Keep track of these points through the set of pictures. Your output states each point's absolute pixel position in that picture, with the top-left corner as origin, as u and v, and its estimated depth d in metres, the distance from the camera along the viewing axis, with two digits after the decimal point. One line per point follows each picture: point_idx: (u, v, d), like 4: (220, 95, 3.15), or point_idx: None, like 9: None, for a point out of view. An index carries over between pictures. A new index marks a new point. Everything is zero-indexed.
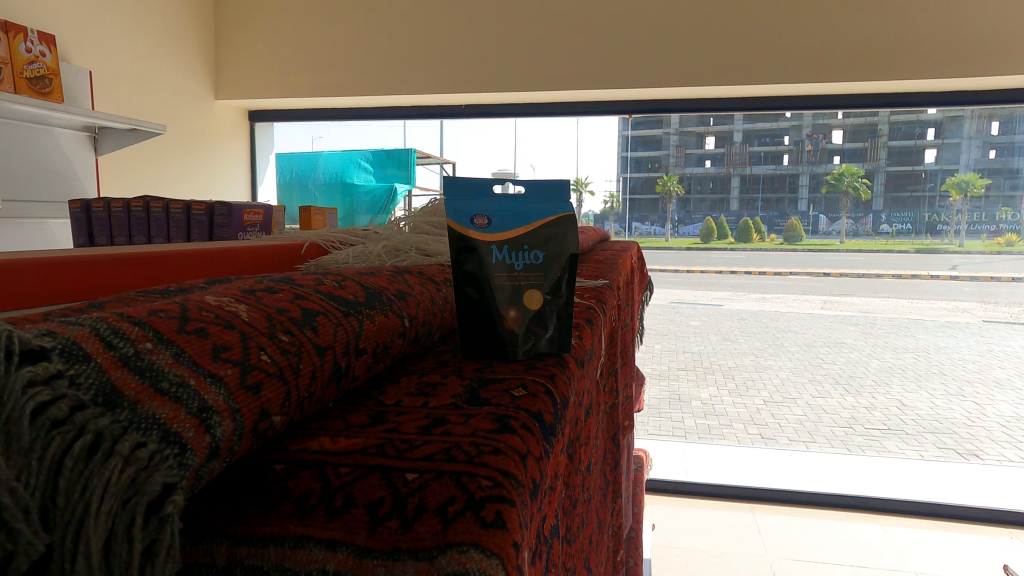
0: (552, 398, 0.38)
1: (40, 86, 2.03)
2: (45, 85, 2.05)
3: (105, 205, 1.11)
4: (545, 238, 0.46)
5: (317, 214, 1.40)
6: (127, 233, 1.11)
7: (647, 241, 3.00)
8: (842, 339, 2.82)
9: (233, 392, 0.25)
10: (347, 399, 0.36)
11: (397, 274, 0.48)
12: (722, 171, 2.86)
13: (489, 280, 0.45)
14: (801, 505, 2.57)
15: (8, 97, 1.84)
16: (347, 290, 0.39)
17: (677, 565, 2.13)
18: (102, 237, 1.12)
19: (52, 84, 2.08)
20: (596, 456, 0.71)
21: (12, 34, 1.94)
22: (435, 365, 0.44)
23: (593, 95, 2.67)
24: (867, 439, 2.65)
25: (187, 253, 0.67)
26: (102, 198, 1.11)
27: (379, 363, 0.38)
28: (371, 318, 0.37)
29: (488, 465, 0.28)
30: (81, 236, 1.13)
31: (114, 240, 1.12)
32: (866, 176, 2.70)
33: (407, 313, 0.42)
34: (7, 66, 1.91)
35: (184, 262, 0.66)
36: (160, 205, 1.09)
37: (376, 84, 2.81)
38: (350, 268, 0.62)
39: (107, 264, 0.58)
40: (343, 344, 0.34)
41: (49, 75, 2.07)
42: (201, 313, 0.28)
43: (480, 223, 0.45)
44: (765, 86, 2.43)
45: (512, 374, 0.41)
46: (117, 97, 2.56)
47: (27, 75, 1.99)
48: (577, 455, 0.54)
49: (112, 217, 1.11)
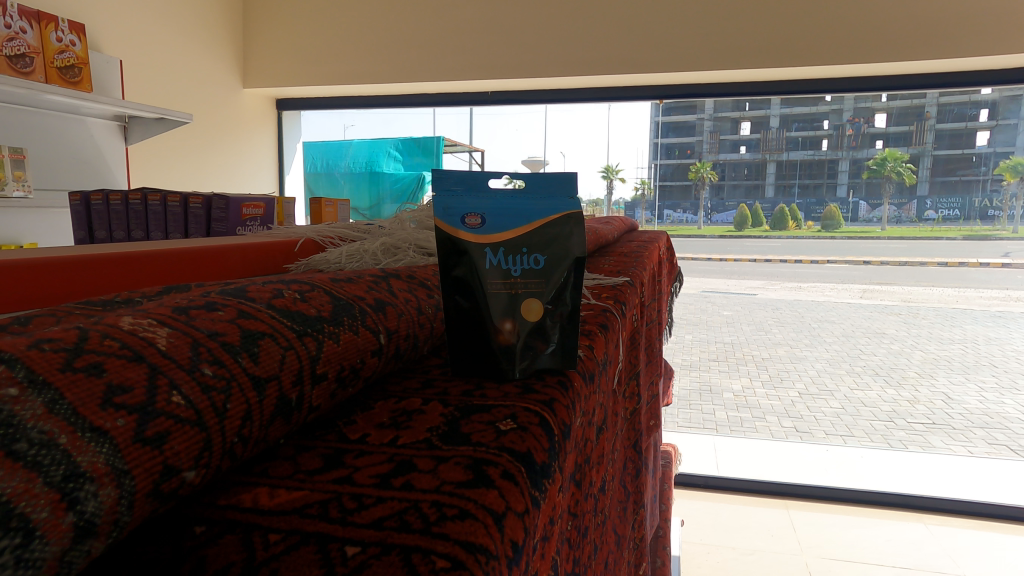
0: (552, 433, 0.33)
1: (70, 75, 2.02)
2: (74, 74, 2.03)
3: (104, 197, 1.08)
4: (548, 240, 0.41)
5: (329, 205, 1.36)
6: (127, 227, 1.08)
7: (678, 228, 2.97)
8: (883, 329, 2.74)
9: (124, 449, 0.20)
10: (303, 433, 0.31)
11: (381, 278, 0.43)
12: (757, 158, 2.77)
13: (483, 287, 0.39)
14: (842, 503, 2.41)
15: (39, 88, 1.83)
16: (310, 303, 0.33)
17: (706, 562, 2.06)
18: (102, 231, 1.09)
19: (82, 74, 2.06)
20: (613, 473, 0.66)
21: (43, 23, 1.93)
22: (419, 385, 0.38)
23: (624, 80, 2.59)
24: (909, 434, 2.51)
25: (177, 253, 0.62)
26: (101, 191, 1.08)
27: (347, 388, 0.33)
28: (336, 337, 0.32)
29: (448, 537, 0.22)
30: (81, 229, 1.10)
31: (114, 234, 1.08)
32: (911, 161, 2.57)
33: (384, 327, 0.36)
34: (38, 56, 1.90)
35: (175, 260, 0.62)
36: (159, 197, 1.05)
37: (405, 72, 2.76)
38: (342, 267, 0.57)
39: (74, 266, 0.54)
40: (293, 373, 0.28)
41: (79, 64, 2.05)
42: (103, 343, 0.23)
43: (472, 223, 0.40)
44: (806, 67, 2.32)
45: (503, 400, 0.35)
46: (150, 87, 2.56)
47: (58, 64, 1.98)
48: (587, 479, 0.48)
49: (111, 210, 1.07)
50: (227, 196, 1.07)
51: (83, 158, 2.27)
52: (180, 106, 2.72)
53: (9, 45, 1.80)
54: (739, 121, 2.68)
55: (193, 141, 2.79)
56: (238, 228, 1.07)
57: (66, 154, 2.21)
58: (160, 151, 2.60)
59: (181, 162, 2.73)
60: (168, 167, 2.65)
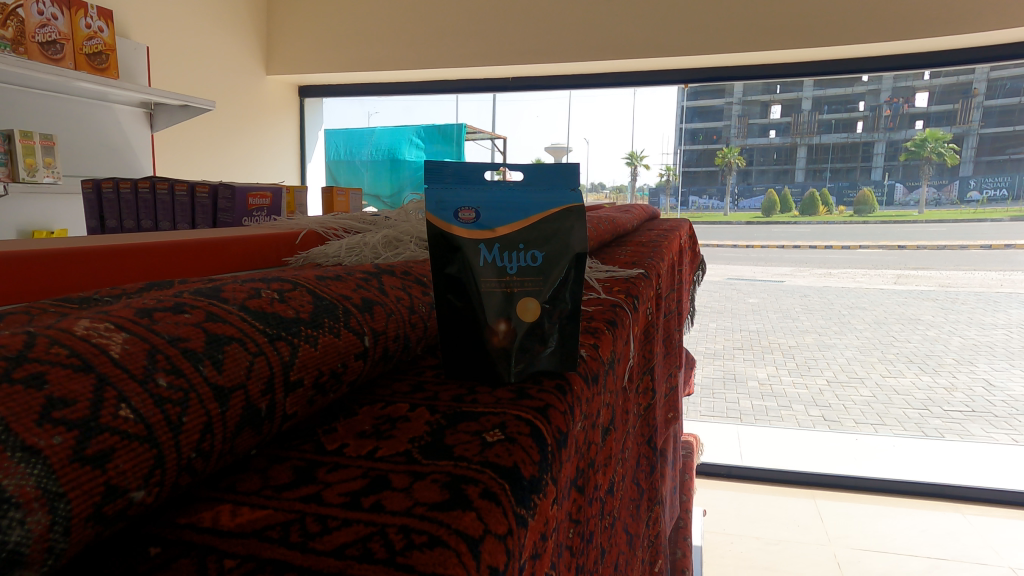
0: (545, 444, 0.31)
1: (98, 62, 2.00)
2: (102, 61, 2.01)
3: (114, 185, 1.09)
4: (546, 235, 0.38)
5: (341, 195, 1.34)
6: (135, 216, 1.08)
7: (703, 215, 2.93)
8: (918, 315, 2.70)
9: (59, 470, 0.18)
10: (280, 442, 0.29)
11: (372, 275, 0.41)
12: (787, 142, 2.72)
13: (477, 286, 0.37)
14: (870, 492, 2.34)
15: (71, 76, 1.85)
16: (289, 304, 0.31)
17: (730, 552, 2.03)
18: (112, 220, 1.10)
19: (109, 60, 2.04)
20: (625, 467, 0.65)
21: (74, 9, 1.90)
22: (409, 389, 0.36)
23: (650, 64, 2.54)
24: (945, 422, 2.45)
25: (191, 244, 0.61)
26: (112, 178, 1.08)
27: (327, 394, 0.31)
28: (313, 341, 0.30)
29: (414, 569, 0.20)
30: (93, 217, 1.10)
31: (123, 223, 1.09)
32: (954, 141, 2.47)
33: (370, 328, 0.35)
34: (68, 43, 1.89)
35: (188, 251, 0.61)
36: (166, 186, 1.05)
37: (429, 57, 2.75)
38: (341, 262, 0.55)
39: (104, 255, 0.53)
40: (264, 381, 0.27)
41: (106, 50, 2.01)
42: (49, 350, 0.21)
43: (465, 217, 0.38)
44: (839, 47, 2.25)
45: (494, 407, 0.34)
46: (177, 74, 2.57)
47: (86, 51, 1.96)
48: (591, 483, 0.46)
49: (121, 198, 1.09)
50: (233, 186, 1.03)
51: (110, 144, 2.28)
52: (206, 92, 2.73)
53: (40, 32, 1.79)
54: (769, 104, 2.63)
55: (216, 127, 2.80)
56: (244, 219, 1.05)
57: (94, 141, 2.23)
58: (183, 138, 2.61)
59: (205, 149, 2.73)
60: (192, 155, 2.67)
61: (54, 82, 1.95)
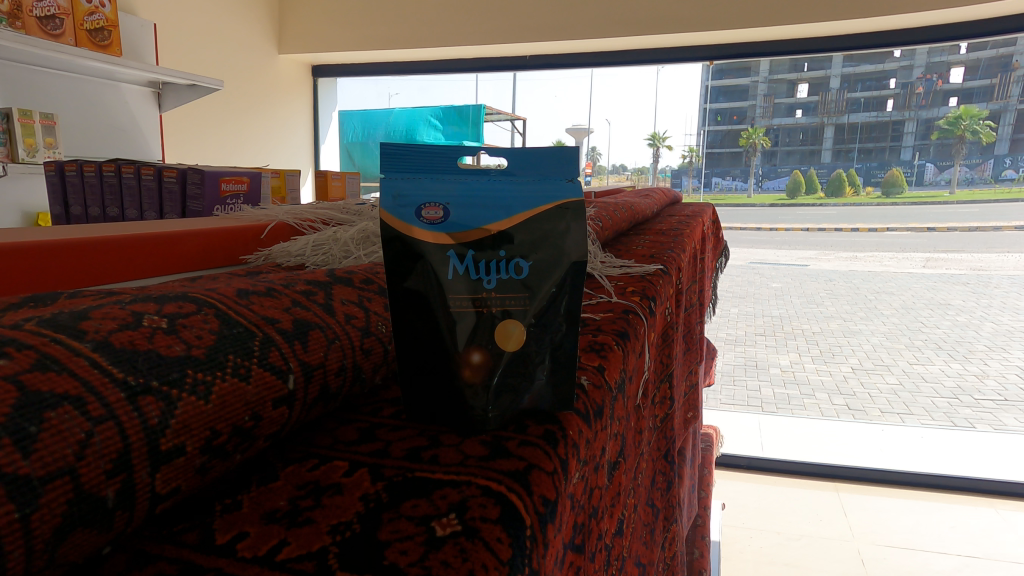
0: (521, 530, 0.22)
1: (99, 38, 1.89)
2: (105, 38, 1.90)
3: (78, 168, 1.02)
4: (536, 239, 0.30)
5: (335, 179, 1.29)
6: (100, 202, 1.02)
7: (726, 198, 2.85)
8: (948, 300, 2.56)
9: None
10: (154, 530, 0.21)
11: (320, 286, 0.33)
12: (814, 122, 2.62)
13: (444, 304, 0.29)
14: (924, 489, 2.16)
15: (72, 52, 1.77)
16: (179, 336, 0.23)
17: (749, 548, 1.93)
18: (77, 206, 1.03)
19: (112, 37, 1.93)
20: (638, 488, 0.58)
21: None
22: (355, 438, 0.29)
23: (675, 39, 2.43)
24: (976, 412, 2.28)
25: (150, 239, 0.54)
26: (75, 161, 1.02)
27: (232, 456, 0.23)
28: (203, 392, 0.22)
29: None
30: (57, 203, 1.04)
31: (88, 209, 1.03)
32: (991, 118, 2.32)
33: (298, 363, 0.27)
34: (68, 18, 1.78)
35: (147, 248, 0.53)
36: (132, 170, 0.98)
37: (445, 34, 2.65)
38: (304, 263, 0.49)
39: (47, 254, 0.45)
40: (112, 459, 0.19)
41: (109, 26, 1.91)
42: None
43: (431, 215, 0.29)
44: (878, 19, 2.09)
45: (457, 472, 0.25)
46: (188, 52, 2.50)
47: (87, 27, 1.85)
48: (594, 533, 0.39)
49: (86, 182, 1.02)
50: (203, 170, 0.95)
51: (116, 125, 2.19)
52: (214, 70, 2.65)
53: (38, 6, 1.68)
54: (796, 83, 2.54)
55: (225, 106, 2.73)
56: (216, 208, 0.97)
57: (100, 121, 2.15)
58: (191, 119, 2.53)
59: (213, 129, 2.66)
60: (200, 137, 2.59)
61: (57, 59, 1.87)
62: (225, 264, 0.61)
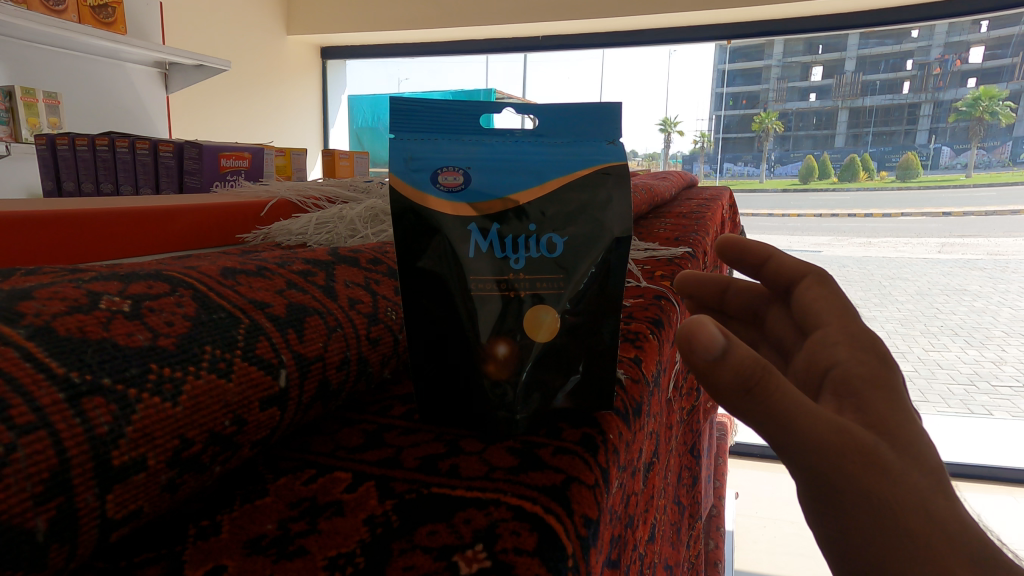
0: (562, 563, 0.18)
1: (103, 15, 1.84)
2: (108, 14, 1.85)
3: (70, 142, 0.98)
4: (572, 211, 0.26)
5: (343, 159, 1.25)
6: (94, 178, 0.98)
7: (739, 182, 2.76)
8: (964, 287, 2.31)
9: None
10: (110, 562, 0.17)
11: (320, 265, 0.29)
12: (828, 105, 2.55)
13: (462, 283, 0.25)
14: None
15: (75, 30, 1.72)
16: (143, 323, 0.19)
17: (762, 539, 1.89)
18: (69, 181, 1.00)
19: (116, 14, 1.88)
20: (668, 490, 0.53)
21: None
22: (360, 443, 0.24)
23: (690, 17, 2.37)
24: (992, 398, 2.09)
25: (143, 213, 0.50)
26: (68, 134, 0.98)
27: (209, 468, 0.19)
28: (171, 394, 0.18)
29: None
30: (50, 180, 1.01)
31: (80, 185, 0.99)
32: (1012, 98, 2.22)
33: (288, 354, 0.22)
34: None
35: (139, 223, 0.50)
36: (126, 144, 0.95)
37: (457, 14, 2.59)
38: (306, 242, 0.45)
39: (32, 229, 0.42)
40: (41, 481, 0.14)
41: (113, 3, 1.86)
42: None
43: (448, 181, 0.25)
44: None
45: (478, 489, 0.21)
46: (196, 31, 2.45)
47: (90, 3, 1.79)
48: (631, 541, 0.35)
49: (78, 157, 0.98)
50: (201, 144, 0.91)
51: (122, 106, 2.14)
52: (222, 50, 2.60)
53: None
54: (810, 66, 2.50)
55: (233, 87, 2.68)
56: (214, 184, 0.93)
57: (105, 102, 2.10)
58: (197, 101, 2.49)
59: (220, 111, 2.62)
60: (206, 119, 2.55)
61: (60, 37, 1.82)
62: (221, 242, 0.57)
